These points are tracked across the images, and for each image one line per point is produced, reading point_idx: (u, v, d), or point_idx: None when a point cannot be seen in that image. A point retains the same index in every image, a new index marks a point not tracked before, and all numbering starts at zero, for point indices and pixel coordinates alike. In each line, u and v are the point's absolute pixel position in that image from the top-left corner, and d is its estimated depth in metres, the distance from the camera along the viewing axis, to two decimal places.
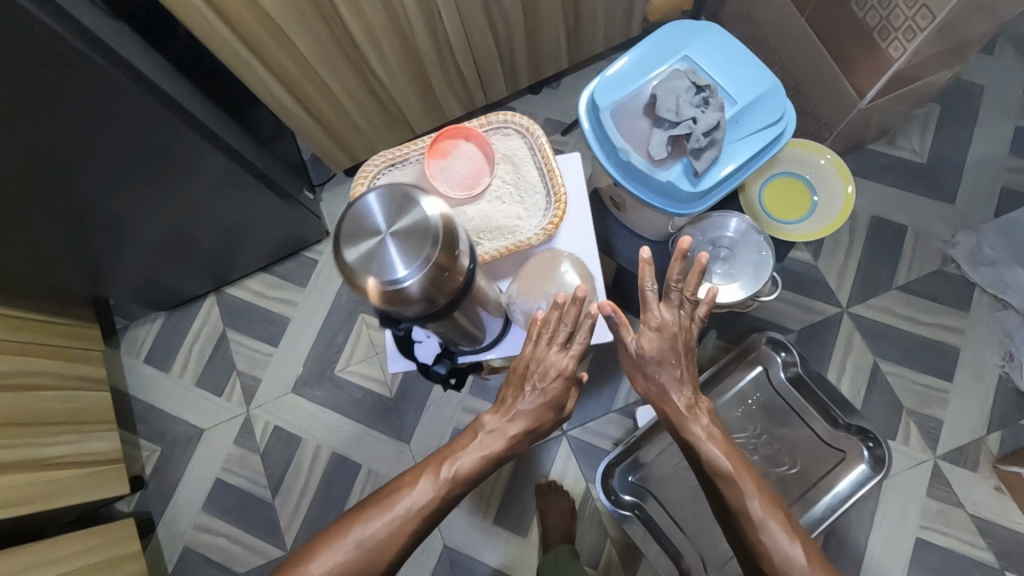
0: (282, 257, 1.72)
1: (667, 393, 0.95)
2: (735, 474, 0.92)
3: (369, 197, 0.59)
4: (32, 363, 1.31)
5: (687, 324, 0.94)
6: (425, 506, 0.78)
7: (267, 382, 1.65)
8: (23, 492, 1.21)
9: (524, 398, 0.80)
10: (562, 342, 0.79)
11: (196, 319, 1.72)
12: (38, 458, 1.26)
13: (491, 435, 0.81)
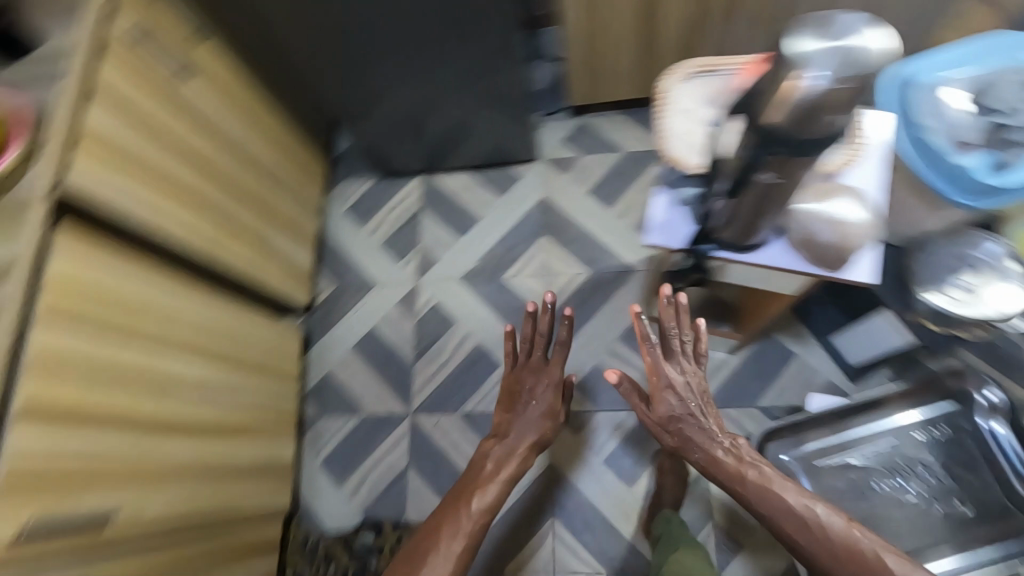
0: (492, 163, 1.86)
1: (696, 442, 1.18)
2: (806, 527, 1.04)
3: (834, 15, 0.61)
4: (282, 161, 1.54)
5: (698, 374, 1.21)
6: (470, 528, 1.10)
7: (442, 264, 1.79)
8: (250, 254, 1.41)
9: (517, 414, 1.30)
10: (517, 353, 1.34)
11: (400, 192, 1.91)
12: (264, 234, 1.47)
13: (513, 433, 1.26)
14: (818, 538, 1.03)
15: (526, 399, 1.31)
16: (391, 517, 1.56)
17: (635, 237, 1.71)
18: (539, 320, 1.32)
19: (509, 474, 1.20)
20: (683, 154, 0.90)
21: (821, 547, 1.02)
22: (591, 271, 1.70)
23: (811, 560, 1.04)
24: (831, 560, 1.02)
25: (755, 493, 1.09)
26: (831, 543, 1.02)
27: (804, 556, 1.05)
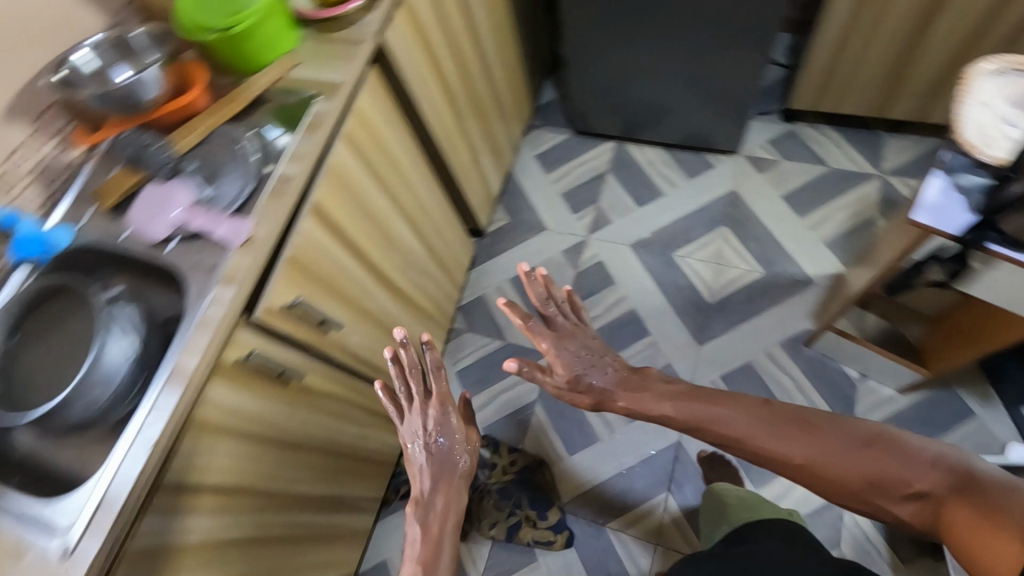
0: (688, 146, 1.88)
1: (613, 386, 1.04)
2: (762, 431, 0.93)
3: None
4: (503, 81, 1.66)
5: (563, 328, 1.08)
6: (447, 549, 0.90)
7: (615, 226, 1.83)
8: (465, 155, 1.53)
9: (422, 462, 0.97)
10: (413, 395, 1.03)
11: (590, 150, 1.96)
12: (477, 140, 1.59)
13: (422, 457, 0.98)
14: (772, 437, 0.92)
15: (417, 433, 0.99)
16: (509, 441, 1.60)
17: (821, 250, 1.66)
18: (408, 355, 1.03)
19: (465, 464, 0.99)
20: (976, 143, 0.93)
21: (776, 439, 0.92)
22: (765, 272, 1.67)
23: (787, 464, 0.91)
24: (779, 445, 0.91)
25: (673, 408, 1.00)
26: (768, 427, 0.93)
27: (778, 462, 0.92)
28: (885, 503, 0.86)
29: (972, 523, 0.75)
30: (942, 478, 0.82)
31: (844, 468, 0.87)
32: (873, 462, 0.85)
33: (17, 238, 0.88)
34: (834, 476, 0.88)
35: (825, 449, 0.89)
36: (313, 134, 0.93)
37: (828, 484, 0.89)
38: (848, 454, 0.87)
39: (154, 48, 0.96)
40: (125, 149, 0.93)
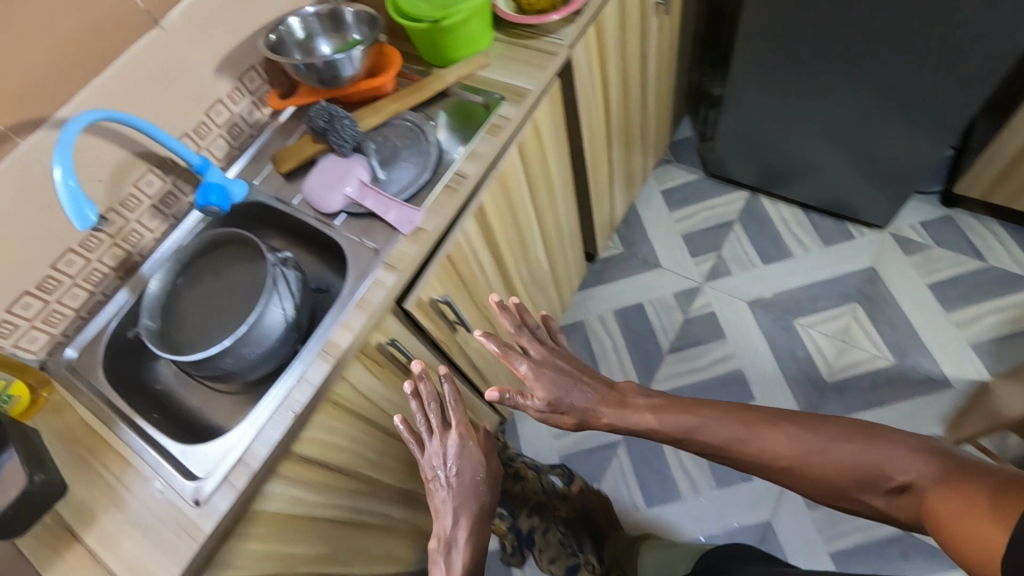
0: (829, 211, 1.78)
1: (600, 406, 0.86)
2: (744, 435, 0.78)
3: None
4: (654, 110, 1.63)
5: (541, 352, 0.89)
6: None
7: (735, 279, 1.74)
8: (604, 178, 1.50)
9: (443, 501, 0.83)
10: (434, 426, 0.87)
11: (721, 195, 1.88)
12: (616, 165, 1.55)
13: (447, 495, 0.83)
14: (753, 437, 0.78)
15: (439, 469, 0.85)
16: (585, 477, 1.55)
17: (965, 352, 1.52)
18: (427, 385, 0.86)
19: (481, 501, 0.84)
20: None
21: (751, 434, 0.78)
22: (897, 363, 1.53)
23: (764, 461, 0.77)
24: (758, 445, 0.77)
25: (652, 418, 0.83)
26: (745, 425, 0.79)
27: (758, 464, 0.78)
28: (874, 500, 0.71)
29: (964, 509, 0.60)
30: (932, 466, 0.66)
31: (828, 462, 0.72)
32: (855, 451, 0.71)
33: (203, 183, 0.91)
34: (816, 473, 0.73)
35: (803, 441, 0.75)
36: (494, 138, 0.92)
37: (808, 483, 0.74)
38: (826, 445, 0.73)
39: (358, 28, 0.98)
40: (317, 124, 0.92)
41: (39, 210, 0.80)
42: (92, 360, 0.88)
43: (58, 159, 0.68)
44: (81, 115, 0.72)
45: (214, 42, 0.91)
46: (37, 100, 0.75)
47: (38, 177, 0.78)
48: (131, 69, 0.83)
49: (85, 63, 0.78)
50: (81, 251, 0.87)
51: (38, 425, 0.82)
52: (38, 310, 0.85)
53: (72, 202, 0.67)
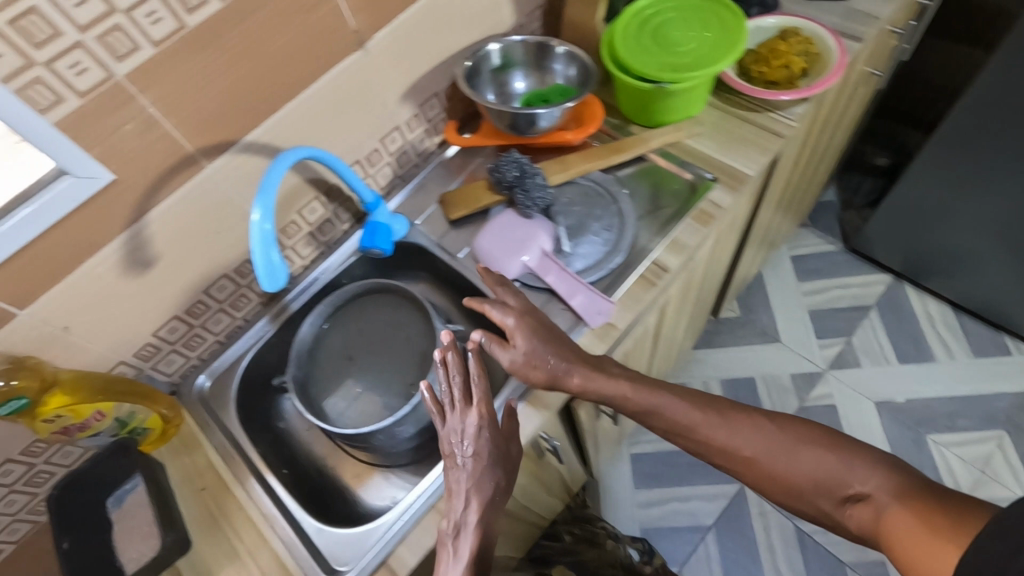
0: (984, 317, 1.59)
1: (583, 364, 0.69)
2: (714, 424, 0.71)
3: None
4: (813, 178, 1.46)
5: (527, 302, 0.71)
6: None
7: (862, 373, 1.58)
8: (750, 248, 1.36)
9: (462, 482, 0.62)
10: (457, 399, 0.64)
11: (858, 275, 1.70)
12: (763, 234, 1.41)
13: (464, 477, 0.62)
14: (719, 429, 0.71)
15: (458, 446, 0.63)
16: (666, 557, 1.43)
17: None
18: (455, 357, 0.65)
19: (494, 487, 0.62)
20: None
21: (718, 421, 0.71)
22: None
23: (723, 450, 0.71)
24: (724, 432, 0.70)
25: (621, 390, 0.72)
26: (710, 413, 0.72)
27: (716, 453, 0.71)
28: (830, 509, 0.66)
29: (922, 536, 0.56)
30: (888, 484, 0.63)
31: (790, 461, 0.67)
32: (819, 456, 0.67)
33: (369, 222, 0.83)
34: (775, 473, 0.68)
35: (767, 436, 0.69)
36: (702, 228, 0.79)
37: (764, 480, 0.69)
38: (791, 446, 0.68)
39: (565, 70, 0.85)
40: (505, 178, 0.82)
41: (207, 236, 0.72)
42: (223, 393, 0.81)
43: (260, 201, 0.58)
44: (286, 152, 0.63)
45: (408, 67, 0.81)
46: (231, 123, 0.66)
47: (215, 202, 0.70)
48: (326, 92, 0.74)
49: (284, 87, 0.69)
50: (234, 277, 0.79)
51: (166, 461, 0.76)
52: (181, 335, 0.78)
53: (263, 248, 0.58)
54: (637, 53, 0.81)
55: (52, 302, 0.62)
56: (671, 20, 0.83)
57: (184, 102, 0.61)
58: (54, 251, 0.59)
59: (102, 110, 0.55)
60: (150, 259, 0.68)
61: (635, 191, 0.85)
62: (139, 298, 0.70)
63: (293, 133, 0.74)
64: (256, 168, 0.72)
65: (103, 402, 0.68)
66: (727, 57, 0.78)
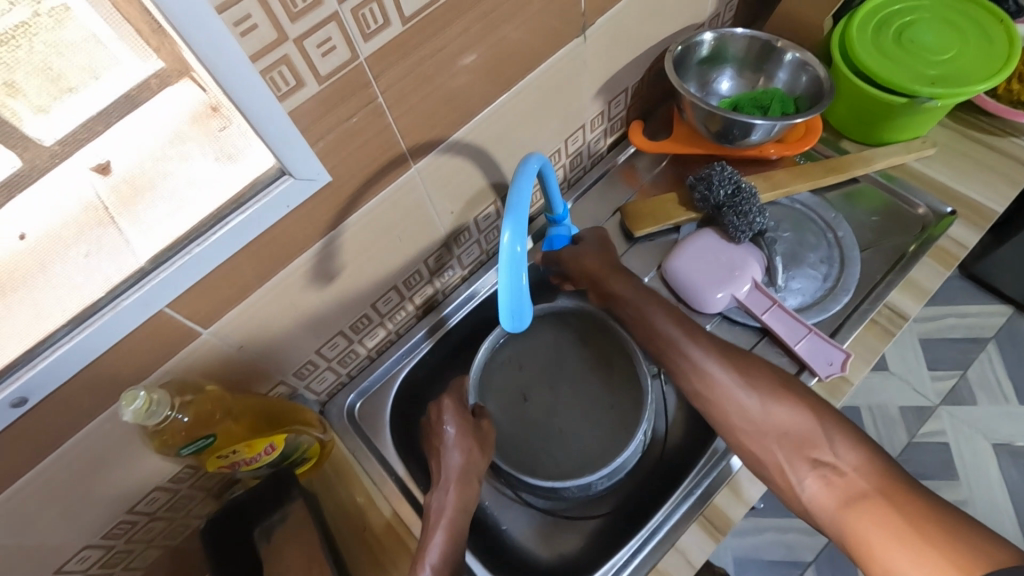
0: None
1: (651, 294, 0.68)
2: (705, 361, 0.60)
3: None
4: None
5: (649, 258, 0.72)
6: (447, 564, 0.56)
7: (979, 410, 1.47)
8: None
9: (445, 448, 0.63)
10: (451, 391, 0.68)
11: (976, 304, 1.58)
12: None
13: (446, 443, 0.64)
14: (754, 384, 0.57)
15: (439, 422, 0.65)
16: None
17: None
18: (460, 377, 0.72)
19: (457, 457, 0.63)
20: None
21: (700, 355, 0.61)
22: None
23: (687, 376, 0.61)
24: (715, 371, 0.60)
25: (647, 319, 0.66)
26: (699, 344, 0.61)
27: (687, 382, 0.61)
28: (790, 470, 0.54)
29: (884, 537, 0.47)
30: (862, 461, 0.51)
31: (765, 407, 0.56)
32: (798, 418, 0.55)
33: (552, 233, 0.71)
34: (744, 415, 0.57)
35: (745, 377, 0.58)
36: (944, 270, 0.68)
37: (728, 425, 0.58)
38: (771, 392, 0.56)
39: (787, 74, 0.74)
40: (715, 198, 0.71)
41: (390, 245, 0.62)
42: (375, 416, 0.72)
43: (509, 221, 0.48)
44: (521, 164, 0.54)
45: (614, 59, 0.70)
46: (444, 118, 0.56)
47: (407, 208, 0.60)
48: (537, 84, 0.63)
49: (499, 79, 0.58)
50: (402, 288, 0.70)
51: (317, 493, 0.67)
52: (339, 351, 0.68)
53: (511, 272, 0.49)
54: (880, 57, 0.70)
55: (237, 318, 0.52)
56: (920, 21, 0.72)
57: (412, 91, 0.50)
58: (254, 261, 0.49)
59: (338, 98, 0.45)
60: (335, 271, 0.58)
61: (853, 219, 0.75)
62: (313, 314, 0.60)
63: (495, 130, 0.63)
64: (453, 168, 0.62)
65: (275, 434, 0.58)
66: (998, 71, 0.66)
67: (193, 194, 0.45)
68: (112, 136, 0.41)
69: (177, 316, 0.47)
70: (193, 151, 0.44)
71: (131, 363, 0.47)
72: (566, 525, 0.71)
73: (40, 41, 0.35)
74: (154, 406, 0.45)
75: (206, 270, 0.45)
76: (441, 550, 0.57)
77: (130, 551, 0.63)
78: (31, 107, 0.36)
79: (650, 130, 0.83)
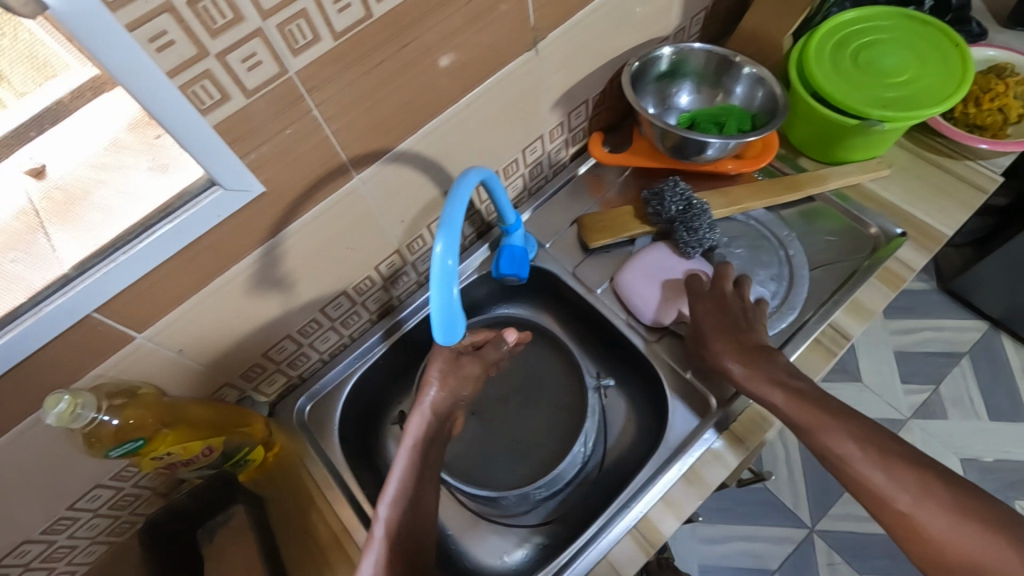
0: None
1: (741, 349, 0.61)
2: (866, 458, 0.51)
3: None
4: None
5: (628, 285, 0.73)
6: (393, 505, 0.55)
7: (949, 425, 1.48)
8: None
9: (432, 388, 0.62)
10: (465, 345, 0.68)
11: (954, 319, 1.58)
12: None
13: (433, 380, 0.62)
14: (931, 501, 0.48)
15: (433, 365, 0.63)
16: None
17: None
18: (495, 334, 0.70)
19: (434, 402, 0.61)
20: None
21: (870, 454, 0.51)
22: None
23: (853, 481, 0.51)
24: (881, 473, 0.50)
25: (781, 395, 0.56)
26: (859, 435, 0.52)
27: (858, 489, 0.51)
28: None
29: None
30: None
31: (959, 528, 0.46)
32: (1008, 552, 0.44)
33: (505, 246, 0.72)
34: (927, 538, 0.47)
35: (932, 489, 0.48)
36: (890, 291, 0.69)
37: (910, 544, 0.48)
38: (965, 514, 0.46)
39: (747, 90, 0.74)
40: (667, 213, 0.72)
41: (337, 252, 0.63)
42: (326, 419, 0.72)
43: (443, 235, 0.48)
44: (463, 174, 0.54)
45: (572, 71, 0.70)
46: (388, 130, 0.56)
47: (351, 217, 0.61)
48: (489, 96, 0.63)
49: (446, 92, 0.59)
50: (352, 294, 0.70)
51: (262, 494, 0.69)
52: (289, 353, 0.69)
53: (442, 287, 0.48)
54: (836, 78, 0.70)
55: (175, 322, 0.53)
56: (877, 43, 0.72)
57: (351, 104, 0.51)
58: (188, 268, 0.50)
59: (269, 112, 0.46)
60: (280, 277, 0.59)
61: (806, 238, 0.75)
62: (256, 319, 0.61)
63: (445, 141, 0.63)
64: (401, 178, 0.62)
65: (214, 437, 0.60)
66: (950, 96, 0.67)
67: (122, 203, 0.46)
68: (50, 142, 0.42)
69: (107, 321, 0.48)
70: (127, 163, 0.45)
71: (61, 368, 0.47)
72: (510, 532, 0.72)
73: (26, 31, 0.35)
74: (79, 410, 0.46)
75: (133, 278, 0.46)
76: (394, 505, 0.55)
77: (72, 546, 0.64)
78: (13, 92, 0.38)
79: (612, 142, 0.84)
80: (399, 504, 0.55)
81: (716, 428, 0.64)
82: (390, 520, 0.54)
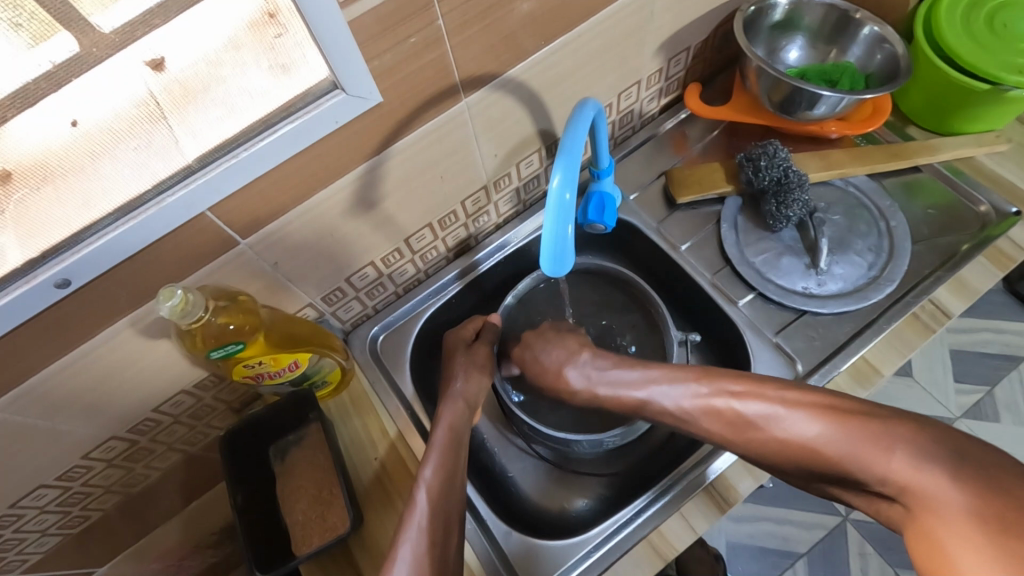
0: None
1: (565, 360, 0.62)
2: (691, 404, 0.53)
3: None
4: None
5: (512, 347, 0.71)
6: (432, 476, 0.55)
7: (1001, 430, 1.40)
8: None
9: (454, 376, 0.65)
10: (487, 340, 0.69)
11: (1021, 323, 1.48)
12: None
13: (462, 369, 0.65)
14: (756, 408, 0.48)
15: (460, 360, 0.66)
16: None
17: None
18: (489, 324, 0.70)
19: (463, 391, 0.63)
20: None
21: (696, 403, 0.52)
22: None
23: (701, 430, 0.52)
24: (709, 419, 0.51)
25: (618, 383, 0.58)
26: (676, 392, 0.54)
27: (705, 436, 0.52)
28: (843, 493, 0.44)
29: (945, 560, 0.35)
30: (935, 485, 0.37)
31: (789, 426, 0.46)
32: (797, 423, 0.45)
33: (592, 191, 0.70)
34: (759, 446, 0.48)
35: (743, 404, 0.49)
36: (998, 272, 0.65)
37: (761, 460, 0.49)
38: (781, 403, 0.47)
39: (864, 51, 0.70)
40: (760, 182, 0.69)
41: (432, 180, 0.61)
42: (397, 351, 0.73)
43: (562, 164, 0.46)
44: (578, 105, 0.51)
45: (683, 12, 0.66)
46: (499, 54, 0.54)
47: (451, 145, 0.59)
48: (599, 30, 0.60)
49: (560, 22, 0.56)
50: (436, 227, 0.69)
51: (336, 417, 0.69)
52: (369, 282, 0.68)
53: (557, 220, 0.47)
54: (970, 42, 0.65)
55: (275, 233, 0.53)
56: (1017, 5, 0.66)
57: (473, 20, 0.49)
58: (299, 176, 0.49)
59: (396, 17, 0.44)
60: (376, 200, 0.58)
61: (910, 209, 0.71)
62: (346, 241, 0.60)
63: (551, 74, 0.61)
64: (503, 109, 0.60)
65: (301, 351, 0.60)
66: None
67: (239, 105, 0.44)
68: (178, 29, 0.39)
69: (220, 222, 0.48)
70: (246, 59, 0.43)
71: (170, 265, 0.48)
72: (574, 480, 0.71)
73: None
74: (189, 307, 0.46)
75: (250, 177, 0.46)
76: (436, 467, 0.56)
77: (150, 450, 0.65)
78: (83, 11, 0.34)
79: (707, 95, 0.80)
80: (440, 471, 0.56)
81: (722, 461, 0.61)
82: (431, 489, 0.54)
